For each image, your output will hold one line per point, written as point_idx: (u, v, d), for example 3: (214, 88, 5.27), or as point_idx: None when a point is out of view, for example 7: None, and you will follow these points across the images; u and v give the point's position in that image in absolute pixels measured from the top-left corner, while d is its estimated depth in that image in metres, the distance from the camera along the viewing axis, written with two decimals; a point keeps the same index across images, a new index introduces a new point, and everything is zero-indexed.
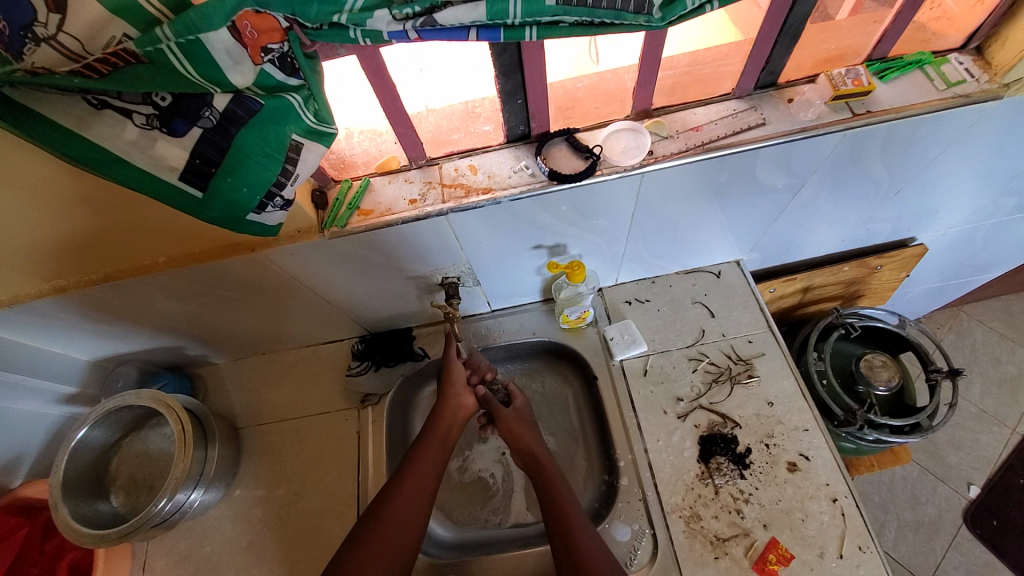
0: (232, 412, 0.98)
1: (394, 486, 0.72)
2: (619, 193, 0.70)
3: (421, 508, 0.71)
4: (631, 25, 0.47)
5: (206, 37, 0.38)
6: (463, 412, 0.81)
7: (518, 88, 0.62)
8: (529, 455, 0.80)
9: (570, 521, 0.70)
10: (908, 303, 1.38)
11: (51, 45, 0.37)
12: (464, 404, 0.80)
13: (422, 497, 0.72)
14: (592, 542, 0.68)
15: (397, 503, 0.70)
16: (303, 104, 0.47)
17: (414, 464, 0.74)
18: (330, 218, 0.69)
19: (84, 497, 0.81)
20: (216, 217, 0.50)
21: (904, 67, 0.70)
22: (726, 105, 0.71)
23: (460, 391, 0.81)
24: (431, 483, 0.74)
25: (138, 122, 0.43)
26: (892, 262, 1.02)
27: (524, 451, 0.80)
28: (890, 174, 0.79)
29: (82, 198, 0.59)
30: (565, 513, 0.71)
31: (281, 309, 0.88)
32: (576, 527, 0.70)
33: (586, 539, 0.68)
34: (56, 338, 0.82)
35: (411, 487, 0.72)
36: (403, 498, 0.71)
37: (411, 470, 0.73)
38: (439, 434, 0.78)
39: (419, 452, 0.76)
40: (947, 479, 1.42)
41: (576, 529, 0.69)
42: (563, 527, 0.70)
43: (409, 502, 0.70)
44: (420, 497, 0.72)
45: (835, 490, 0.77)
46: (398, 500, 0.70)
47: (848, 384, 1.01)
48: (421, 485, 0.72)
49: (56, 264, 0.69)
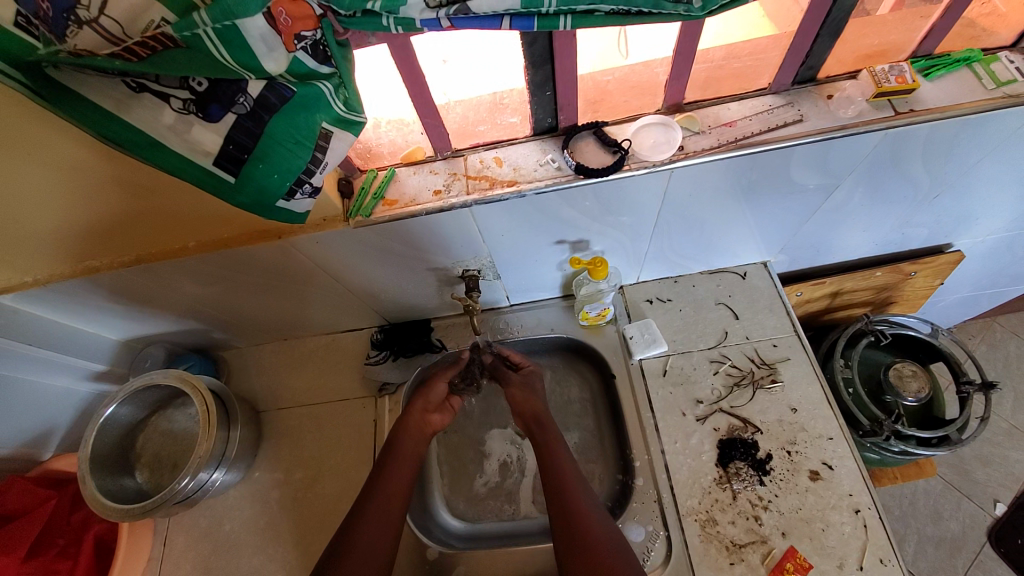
0: (252, 396, 1.00)
1: (360, 513, 0.69)
2: (647, 189, 0.69)
3: (389, 534, 0.68)
4: (669, 15, 0.46)
5: (243, 22, 0.38)
6: (429, 430, 0.81)
7: (548, 80, 0.61)
8: (533, 418, 0.80)
9: (575, 522, 0.66)
10: (939, 312, 1.33)
11: (93, 28, 0.37)
12: (430, 421, 0.81)
13: (389, 520, 0.69)
14: (606, 536, 0.65)
15: (366, 529, 0.67)
16: (333, 92, 0.47)
17: (379, 486, 0.72)
18: (355, 208, 0.69)
19: (111, 472, 0.84)
20: (246, 203, 0.51)
21: (952, 65, 0.67)
22: (761, 101, 0.69)
23: (428, 409, 0.82)
24: (399, 502, 0.71)
25: (175, 106, 0.43)
26: (927, 268, 0.98)
27: (528, 412, 0.81)
28: (930, 177, 0.75)
29: (117, 181, 0.61)
30: (575, 509, 0.67)
31: (302, 296, 0.89)
32: (593, 525, 0.66)
33: (600, 535, 0.65)
34: (87, 317, 0.85)
35: (379, 508, 0.69)
36: (372, 521, 0.68)
37: (379, 485, 0.72)
38: (404, 452, 0.76)
39: (386, 472, 0.73)
40: (972, 495, 1.37)
41: (580, 527, 0.66)
42: (580, 530, 0.65)
43: (374, 525, 0.68)
44: (389, 517, 0.69)
45: (858, 501, 0.75)
46: (365, 522, 0.68)
47: (875, 393, 0.98)
48: (391, 502, 0.71)
49: (90, 246, 0.70)
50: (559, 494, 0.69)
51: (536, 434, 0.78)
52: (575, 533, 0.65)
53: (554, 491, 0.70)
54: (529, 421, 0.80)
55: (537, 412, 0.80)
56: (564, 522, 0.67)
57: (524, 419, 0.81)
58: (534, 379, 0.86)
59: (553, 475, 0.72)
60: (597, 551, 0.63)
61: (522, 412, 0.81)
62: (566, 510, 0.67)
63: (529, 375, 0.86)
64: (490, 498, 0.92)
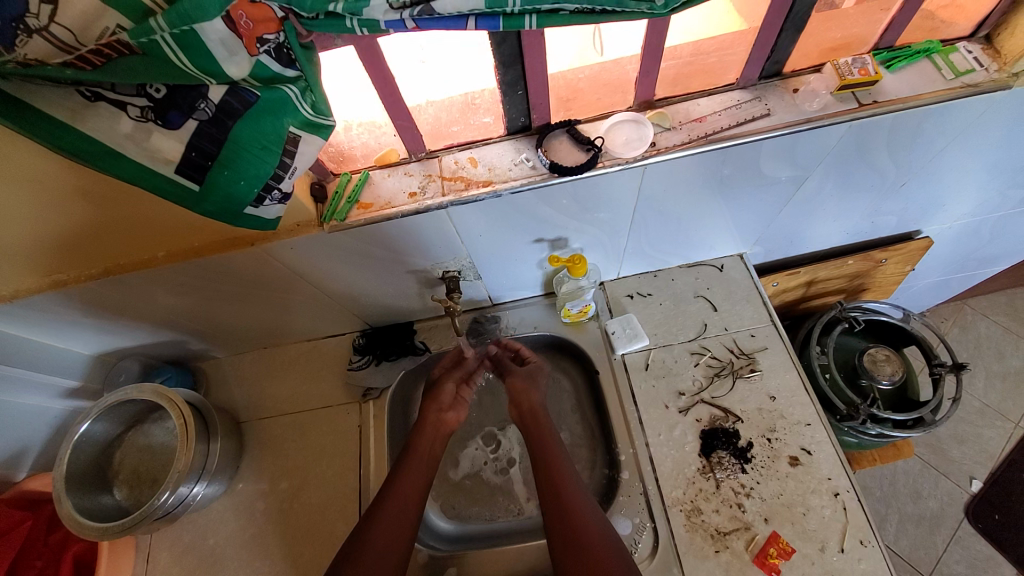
0: (234, 406, 0.98)
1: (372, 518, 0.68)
2: (621, 185, 0.70)
3: (399, 545, 0.67)
4: (633, 12, 0.46)
5: (201, 27, 0.37)
6: (445, 429, 0.79)
7: (519, 79, 0.61)
8: (529, 412, 0.79)
9: (578, 520, 0.66)
10: (911, 297, 1.37)
11: (43, 36, 0.36)
12: (446, 420, 0.79)
13: (402, 526, 0.68)
14: (599, 529, 0.66)
15: (377, 535, 0.66)
16: (300, 96, 0.47)
17: (392, 495, 0.70)
18: (329, 212, 0.68)
19: (86, 491, 0.82)
20: (212, 210, 0.50)
21: (912, 56, 0.69)
22: (730, 96, 0.70)
23: (443, 409, 0.81)
24: (415, 504, 0.71)
25: (132, 114, 0.42)
26: (898, 255, 1.00)
27: (524, 405, 0.80)
28: (896, 166, 0.77)
29: (79, 193, 0.59)
30: (574, 505, 0.68)
31: (281, 303, 0.88)
32: (590, 524, 0.66)
33: (599, 534, 0.65)
34: (57, 332, 0.82)
35: (394, 508, 0.69)
36: (383, 525, 0.67)
37: (393, 489, 0.71)
38: (417, 465, 0.74)
39: (401, 477, 0.72)
40: (949, 473, 1.41)
41: (585, 527, 0.66)
42: (590, 527, 0.66)
43: (387, 529, 0.67)
44: (400, 525, 0.68)
45: (837, 484, 0.77)
46: (380, 526, 0.67)
47: (851, 379, 1.01)
48: (405, 505, 0.70)
49: (56, 260, 0.69)
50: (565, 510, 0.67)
51: (530, 428, 0.78)
52: (584, 533, 0.65)
53: (551, 505, 0.69)
54: (526, 417, 0.79)
55: (535, 408, 0.80)
56: (564, 523, 0.66)
57: (519, 410, 0.81)
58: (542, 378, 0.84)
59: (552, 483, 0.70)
60: (592, 546, 0.64)
61: (518, 404, 0.81)
62: (573, 508, 0.67)
63: (533, 369, 0.85)
64: (480, 499, 0.92)
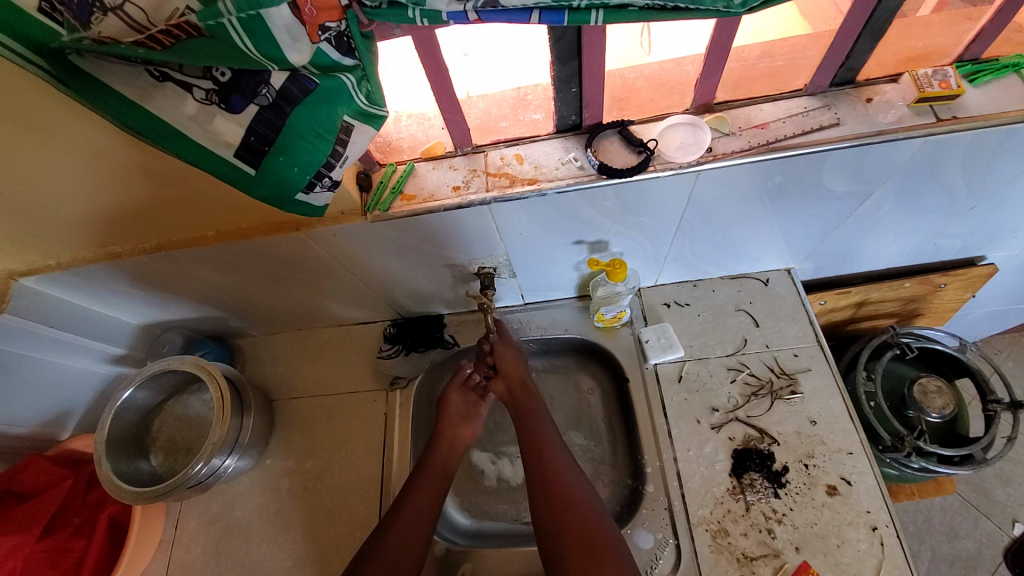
0: (266, 384, 1.01)
1: (387, 525, 0.69)
2: (672, 190, 0.67)
3: (413, 556, 0.67)
4: (706, 11, 0.44)
5: (268, 13, 0.37)
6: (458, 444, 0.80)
7: (574, 76, 0.59)
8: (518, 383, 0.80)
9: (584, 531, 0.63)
10: (966, 325, 1.29)
11: (117, 14, 0.37)
12: (459, 435, 0.80)
13: (416, 536, 0.68)
14: (603, 543, 0.62)
15: (392, 543, 0.67)
16: (355, 84, 0.46)
17: (398, 517, 0.70)
18: (374, 202, 0.69)
19: (126, 455, 0.85)
20: (266, 195, 0.50)
21: (998, 71, 0.63)
22: (797, 103, 0.66)
23: (455, 424, 0.82)
24: (427, 520, 0.70)
25: (198, 96, 0.43)
26: (958, 281, 0.94)
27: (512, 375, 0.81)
28: (969, 187, 0.72)
29: (139, 170, 0.61)
30: (557, 478, 0.68)
31: (317, 288, 0.89)
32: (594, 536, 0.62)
33: (609, 551, 0.61)
34: (109, 301, 0.86)
35: (409, 520, 0.69)
36: (395, 537, 0.68)
37: (409, 501, 0.71)
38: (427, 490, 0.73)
39: (414, 488, 0.73)
40: (990, 515, 1.33)
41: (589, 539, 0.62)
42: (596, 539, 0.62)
43: (400, 544, 0.67)
44: (410, 547, 0.67)
45: (876, 519, 0.73)
46: (394, 533, 0.68)
47: (897, 408, 0.95)
48: (419, 519, 0.70)
49: (112, 233, 0.71)
50: (565, 523, 0.64)
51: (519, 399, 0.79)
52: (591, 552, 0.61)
53: (548, 524, 0.65)
54: (519, 410, 0.77)
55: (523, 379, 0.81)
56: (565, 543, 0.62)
57: (509, 384, 0.81)
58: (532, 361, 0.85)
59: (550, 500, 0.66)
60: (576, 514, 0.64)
61: (507, 376, 0.81)
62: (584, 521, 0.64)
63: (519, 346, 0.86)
64: (505, 497, 0.92)
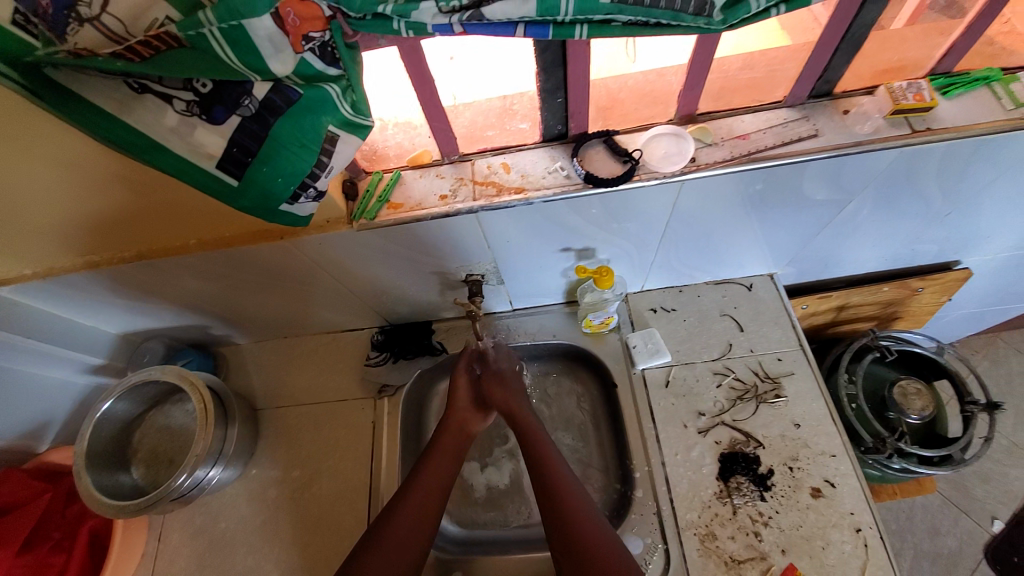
0: (251, 393, 0.99)
1: (398, 502, 0.68)
2: (657, 198, 0.68)
3: (424, 532, 0.66)
4: (688, 27, 0.45)
5: (250, 23, 0.37)
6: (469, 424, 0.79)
7: (559, 86, 0.60)
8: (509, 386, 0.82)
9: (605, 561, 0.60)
10: (944, 327, 1.32)
11: (94, 25, 0.36)
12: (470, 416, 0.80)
13: (427, 513, 0.67)
14: (622, 574, 0.59)
15: (402, 519, 0.66)
16: (340, 94, 0.46)
17: (386, 534, 0.65)
18: (360, 210, 0.68)
19: (106, 468, 0.83)
20: (248, 205, 0.50)
21: (970, 83, 0.65)
22: (777, 113, 0.68)
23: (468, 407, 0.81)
24: (438, 498, 0.70)
25: (178, 108, 0.42)
26: (935, 285, 0.97)
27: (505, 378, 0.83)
28: (944, 195, 0.74)
29: (118, 179, 0.60)
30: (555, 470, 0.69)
31: (303, 295, 0.88)
32: (613, 566, 0.60)
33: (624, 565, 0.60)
34: (88, 310, 0.84)
35: (419, 497, 0.68)
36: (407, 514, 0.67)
37: (419, 478, 0.71)
38: (418, 504, 0.68)
39: (426, 466, 0.72)
40: (969, 512, 1.36)
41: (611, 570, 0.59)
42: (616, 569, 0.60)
43: (410, 520, 0.66)
44: (416, 534, 0.66)
45: (860, 520, 0.74)
46: (404, 510, 0.67)
47: (879, 410, 0.97)
48: (430, 495, 0.69)
49: (90, 241, 0.70)
50: (582, 552, 0.61)
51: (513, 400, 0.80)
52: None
53: (564, 554, 0.62)
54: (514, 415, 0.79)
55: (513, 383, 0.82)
56: (584, 575, 0.60)
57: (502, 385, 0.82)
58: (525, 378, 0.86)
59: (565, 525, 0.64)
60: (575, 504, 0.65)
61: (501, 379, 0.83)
62: (603, 548, 0.61)
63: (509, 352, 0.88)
64: (497, 505, 0.91)
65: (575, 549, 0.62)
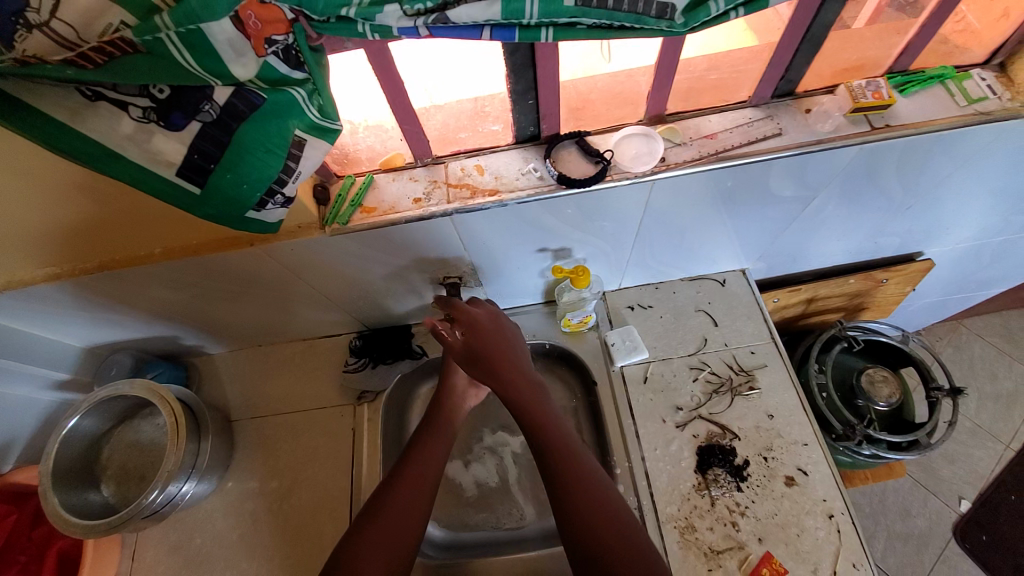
0: (226, 404, 0.97)
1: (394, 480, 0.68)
2: (629, 198, 0.69)
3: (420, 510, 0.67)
4: (652, 30, 0.45)
5: (208, 27, 0.36)
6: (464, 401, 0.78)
7: (530, 88, 0.60)
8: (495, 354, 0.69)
9: (612, 546, 0.58)
10: (909, 316, 1.38)
11: (43, 31, 0.35)
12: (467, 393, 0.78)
13: (421, 494, 0.67)
14: (620, 542, 0.59)
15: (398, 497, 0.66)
16: (306, 98, 0.45)
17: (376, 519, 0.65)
18: (332, 215, 0.67)
19: (73, 488, 0.80)
20: (213, 214, 0.49)
21: (925, 81, 0.68)
22: (742, 113, 0.69)
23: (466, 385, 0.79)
24: (433, 476, 0.70)
25: (135, 115, 0.41)
26: (899, 276, 1.01)
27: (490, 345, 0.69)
28: (903, 190, 0.77)
29: (77, 187, 0.58)
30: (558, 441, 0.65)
31: (277, 302, 0.86)
32: (610, 531, 0.59)
33: (622, 532, 0.60)
34: (49, 324, 0.81)
35: (415, 474, 0.69)
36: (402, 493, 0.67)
37: (414, 458, 0.71)
38: (403, 506, 0.66)
39: (420, 448, 0.72)
40: (938, 492, 1.42)
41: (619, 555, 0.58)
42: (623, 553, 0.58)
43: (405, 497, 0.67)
44: (412, 514, 0.66)
45: (832, 506, 0.77)
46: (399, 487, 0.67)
47: (848, 398, 1.01)
48: (424, 474, 0.69)
49: (48, 252, 0.67)
50: (578, 523, 0.60)
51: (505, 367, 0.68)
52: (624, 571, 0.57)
53: (568, 534, 0.60)
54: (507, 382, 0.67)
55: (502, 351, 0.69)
56: (583, 544, 0.59)
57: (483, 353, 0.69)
58: (506, 323, 0.72)
59: (569, 510, 0.61)
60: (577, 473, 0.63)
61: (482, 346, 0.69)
62: (608, 531, 0.60)
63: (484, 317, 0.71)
64: (484, 505, 0.91)
65: (576, 518, 0.60)
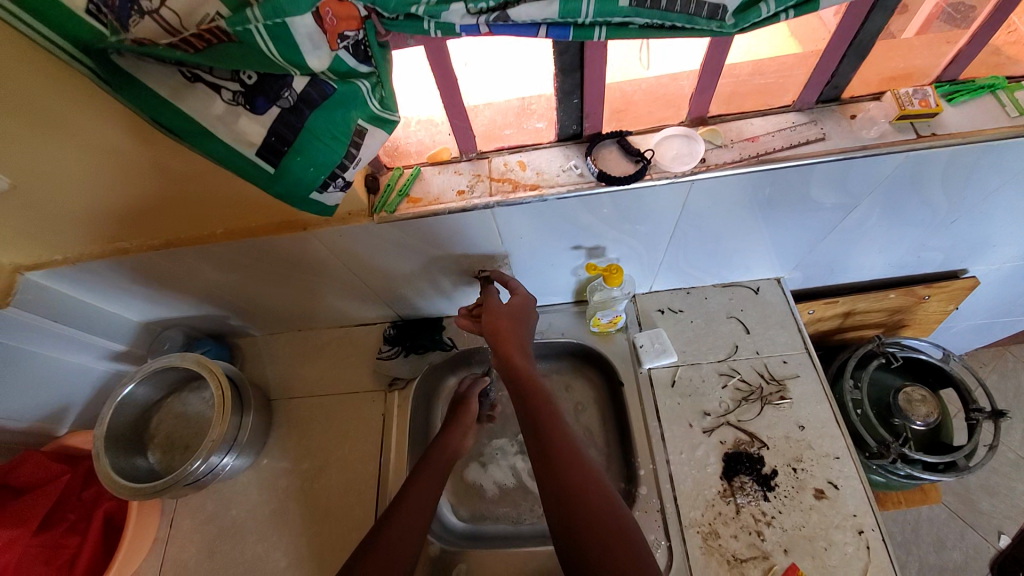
0: (266, 383, 1.02)
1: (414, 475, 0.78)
2: (666, 198, 0.70)
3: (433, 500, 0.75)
4: (702, 30, 0.47)
5: (292, 21, 0.39)
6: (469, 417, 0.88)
7: (576, 87, 0.62)
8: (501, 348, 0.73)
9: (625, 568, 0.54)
10: (951, 338, 1.33)
11: (153, 18, 0.39)
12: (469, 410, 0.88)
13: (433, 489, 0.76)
14: (634, 557, 0.55)
15: (417, 487, 0.76)
16: (370, 90, 0.49)
17: (400, 509, 0.72)
18: (381, 203, 0.71)
19: (124, 452, 0.86)
20: (282, 193, 0.53)
21: (974, 91, 0.67)
22: (785, 117, 0.70)
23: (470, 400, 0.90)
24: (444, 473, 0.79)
25: (225, 97, 0.45)
26: (941, 293, 0.98)
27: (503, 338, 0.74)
28: (950, 202, 0.76)
29: (156, 168, 0.63)
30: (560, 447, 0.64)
31: (319, 287, 0.91)
32: (624, 546, 0.56)
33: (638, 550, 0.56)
34: (113, 296, 0.87)
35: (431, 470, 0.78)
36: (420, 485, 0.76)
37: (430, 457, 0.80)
38: (415, 502, 0.73)
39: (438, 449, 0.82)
40: (976, 525, 1.35)
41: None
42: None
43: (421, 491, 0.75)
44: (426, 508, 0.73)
45: (863, 522, 0.75)
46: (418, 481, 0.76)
47: (883, 416, 0.98)
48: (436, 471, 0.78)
49: (123, 229, 0.73)
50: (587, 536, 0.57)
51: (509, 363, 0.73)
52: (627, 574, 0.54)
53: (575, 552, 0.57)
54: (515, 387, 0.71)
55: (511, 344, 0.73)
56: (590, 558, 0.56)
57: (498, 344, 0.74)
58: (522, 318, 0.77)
59: (577, 525, 0.58)
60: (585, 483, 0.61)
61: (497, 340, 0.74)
62: (621, 550, 0.56)
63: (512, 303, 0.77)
64: (507, 500, 0.92)
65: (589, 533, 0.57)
